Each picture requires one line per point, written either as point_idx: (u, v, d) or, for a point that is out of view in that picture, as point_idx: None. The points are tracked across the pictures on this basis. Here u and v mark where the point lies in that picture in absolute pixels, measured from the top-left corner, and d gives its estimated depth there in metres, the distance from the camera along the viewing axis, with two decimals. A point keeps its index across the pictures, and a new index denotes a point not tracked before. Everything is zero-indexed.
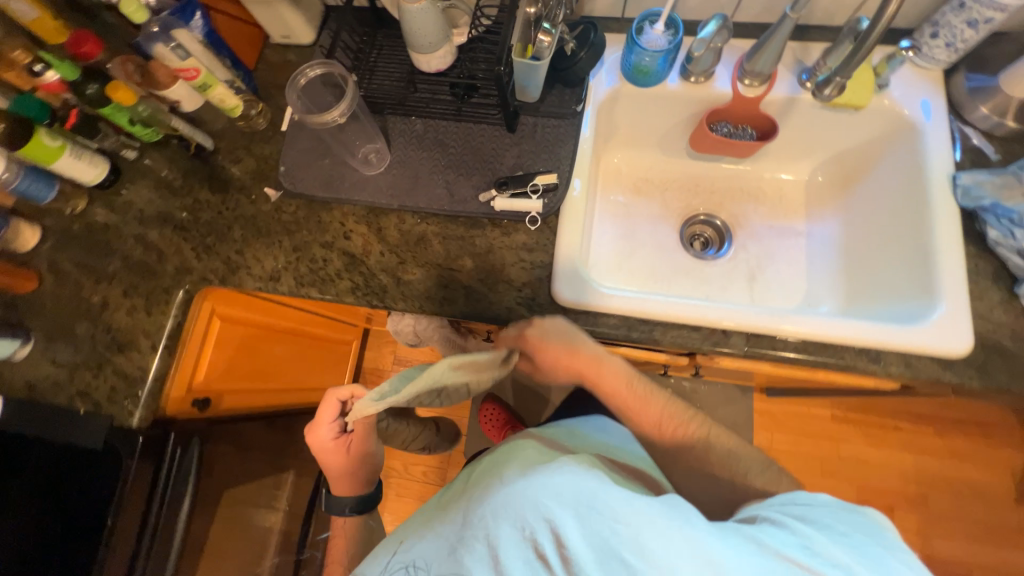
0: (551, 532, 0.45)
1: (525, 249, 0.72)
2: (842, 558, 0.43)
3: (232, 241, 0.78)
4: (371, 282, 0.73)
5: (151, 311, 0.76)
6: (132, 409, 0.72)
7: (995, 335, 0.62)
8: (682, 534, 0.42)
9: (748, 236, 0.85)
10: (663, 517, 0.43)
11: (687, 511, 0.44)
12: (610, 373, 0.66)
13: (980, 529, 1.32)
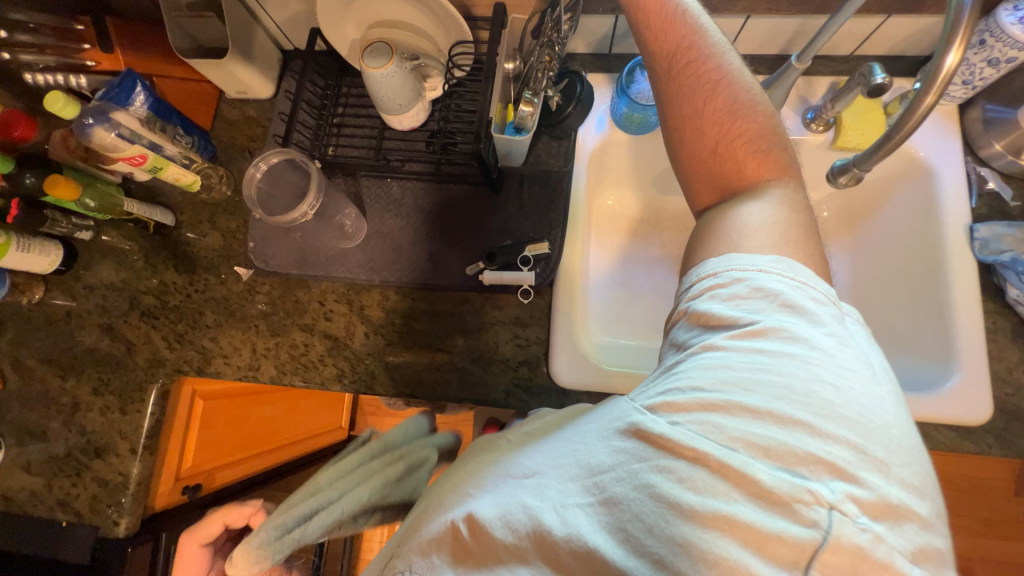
0: (468, 518, 0.38)
1: (518, 324, 0.68)
2: (750, 396, 0.34)
3: (205, 328, 0.72)
4: (357, 368, 0.68)
5: (126, 409, 0.71)
6: (116, 518, 0.68)
7: (1014, 400, 0.59)
8: (569, 462, 0.37)
9: None
10: (558, 457, 0.38)
11: (582, 430, 0.40)
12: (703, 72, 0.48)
13: (980, 525, 1.35)
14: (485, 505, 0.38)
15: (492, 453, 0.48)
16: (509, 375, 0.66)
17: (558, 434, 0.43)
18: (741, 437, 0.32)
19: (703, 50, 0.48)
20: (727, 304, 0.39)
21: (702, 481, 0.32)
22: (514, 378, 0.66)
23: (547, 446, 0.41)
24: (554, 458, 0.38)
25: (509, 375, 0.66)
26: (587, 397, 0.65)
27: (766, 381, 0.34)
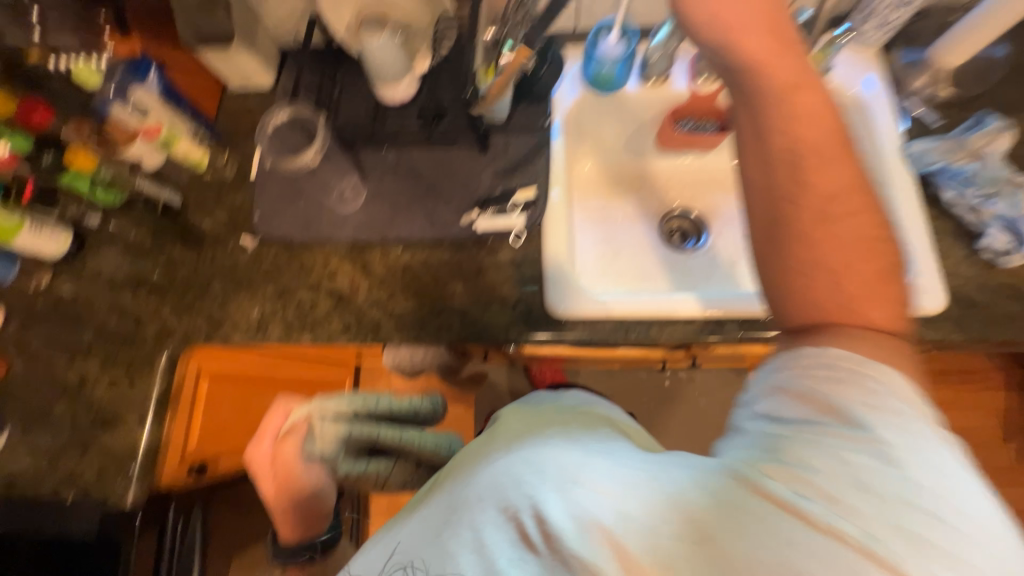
0: (534, 515, 0.40)
1: (514, 265, 0.72)
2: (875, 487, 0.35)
3: (214, 296, 0.75)
4: (364, 319, 0.72)
5: (134, 380, 0.73)
6: (126, 488, 0.68)
7: (965, 290, 0.66)
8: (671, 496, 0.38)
9: (723, 224, 0.89)
10: (643, 477, 0.39)
11: (668, 468, 0.40)
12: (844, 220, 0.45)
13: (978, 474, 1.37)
14: (554, 506, 0.39)
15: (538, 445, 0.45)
16: (508, 312, 0.70)
17: (629, 462, 0.41)
18: (839, 512, 0.35)
19: (821, 129, 0.47)
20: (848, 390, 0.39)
21: (831, 557, 0.33)
22: (514, 316, 0.70)
23: (624, 457, 0.42)
24: (642, 488, 0.39)
25: (508, 314, 0.70)
26: (583, 325, 0.69)
27: (863, 479, 0.36)
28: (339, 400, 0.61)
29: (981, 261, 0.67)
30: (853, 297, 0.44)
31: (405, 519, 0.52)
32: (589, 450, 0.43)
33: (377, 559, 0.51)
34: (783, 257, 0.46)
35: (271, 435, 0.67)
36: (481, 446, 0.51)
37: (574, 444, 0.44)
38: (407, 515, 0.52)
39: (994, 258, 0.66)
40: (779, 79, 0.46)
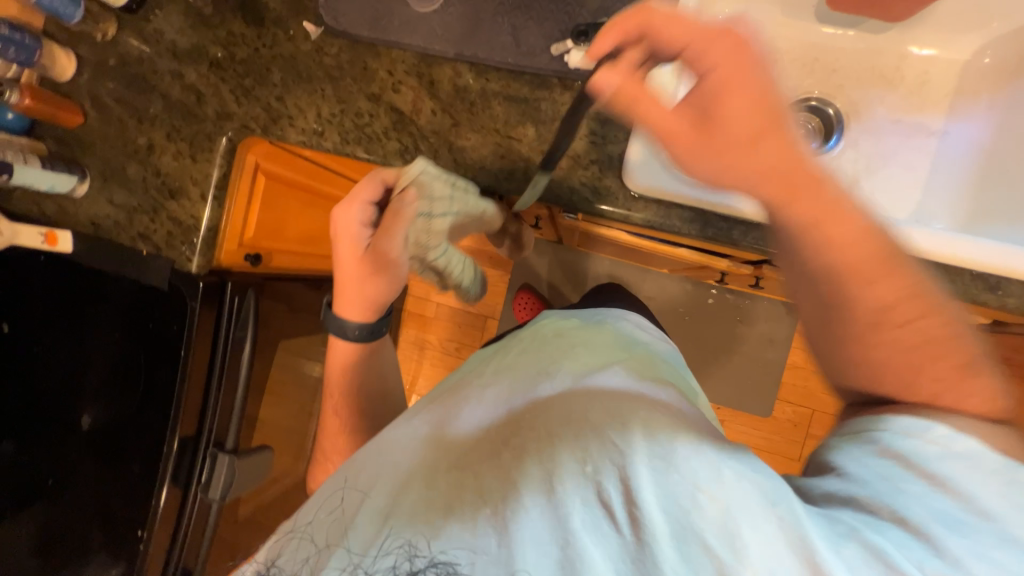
0: (620, 480, 0.41)
1: (598, 119, 0.62)
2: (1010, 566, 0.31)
3: (272, 85, 0.70)
4: (421, 146, 0.66)
5: (196, 157, 0.73)
6: (190, 256, 0.74)
7: None
8: (705, 479, 0.39)
9: (864, 130, 0.72)
10: (732, 471, 0.39)
11: (724, 471, 0.39)
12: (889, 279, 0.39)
13: None
14: (642, 472, 0.41)
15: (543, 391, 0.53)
16: (578, 172, 0.62)
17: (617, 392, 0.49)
18: (929, 526, 0.33)
19: (865, 249, 0.38)
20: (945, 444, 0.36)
21: None
22: (583, 177, 0.62)
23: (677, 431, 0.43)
24: (674, 455, 0.41)
25: (579, 174, 0.62)
26: (659, 208, 0.60)
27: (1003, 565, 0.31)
28: (469, 183, 0.65)
29: None
30: (935, 395, 0.38)
31: (392, 453, 0.53)
32: (584, 390, 0.51)
33: (382, 510, 0.48)
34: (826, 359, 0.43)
35: (364, 202, 0.63)
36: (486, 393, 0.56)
37: (568, 387, 0.52)
38: (394, 446, 0.54)
39: None
40: (817, 187, 0.39)
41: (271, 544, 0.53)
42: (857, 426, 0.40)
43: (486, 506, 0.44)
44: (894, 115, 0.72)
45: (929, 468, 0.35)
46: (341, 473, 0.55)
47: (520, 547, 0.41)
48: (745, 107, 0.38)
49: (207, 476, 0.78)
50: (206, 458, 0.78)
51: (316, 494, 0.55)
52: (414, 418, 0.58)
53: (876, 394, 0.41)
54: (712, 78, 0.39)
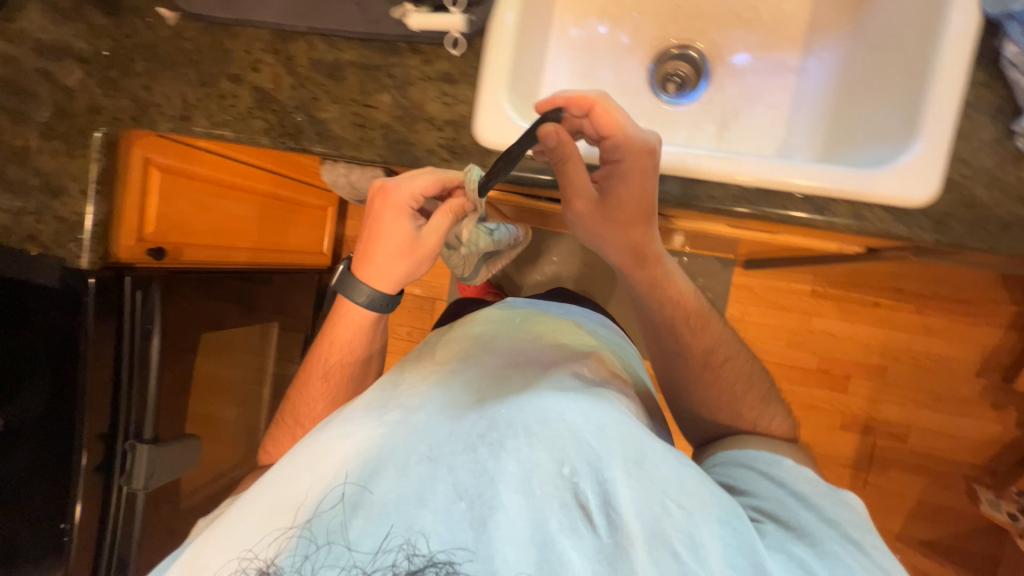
0: (600, 488, 0.46)
1: (447, 81, 0.63)
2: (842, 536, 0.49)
3: (137, 75, 0.71)
4: (285, 121, 0.67)
5: (73, 155, 0.74)
6: (78, 253, 0.75)
7: (969, 183, 0.54)
8: (672, 495, 0.46)
9: (728, 74, 0.75)
10: (693, 486, 0.48)
11: (681, 484, 0.47)
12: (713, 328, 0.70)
13: (928, 398, 1.38)
14: (620, 484, 0.46)
15: (525, 391, 0.56)
16: (434, 134, 0.63)
17: (586, 395, 0.55)
18: (819, 534, 0.49)
19: (690, 302, 0.70)
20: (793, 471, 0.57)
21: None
22: (439, 139, 0.63)
23: (643, 444, 0.50)
24: (647, 467, 0.48)
25: (434, 136, 0.63)
26: None
27: (837, 536, 0.49)
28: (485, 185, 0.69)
29: (1006, 152, 0.54)
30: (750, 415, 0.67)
31: (376, 443, 0.51)
32: (563, 394, 0.55)
33: (372, 507, 0.47)
34: (688, 390, 0.71)
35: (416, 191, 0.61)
36: (459, 391, 0.58)
37: (547, 388, 0.56)
38: (375, 435, 0.52)
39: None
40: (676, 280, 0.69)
41: (250, 540, 0.48)
42: (767, 469, 0.58)
43: (463, 502, 0.45)
44: (754, 53, 0.74)
45: (806, 494, 0.54)
46: (325, 464, 0.51)
47: (502, 541, 0.43)
48: (628, 194, 0.57)
49: (128, 467, 0.81)
50: (126, 450, 0.81)
51: (296, 483, 0.50)
52: (393, 408, 0.56)
53: (718, 421, 0.69)
54: (612, 175, 0.56)
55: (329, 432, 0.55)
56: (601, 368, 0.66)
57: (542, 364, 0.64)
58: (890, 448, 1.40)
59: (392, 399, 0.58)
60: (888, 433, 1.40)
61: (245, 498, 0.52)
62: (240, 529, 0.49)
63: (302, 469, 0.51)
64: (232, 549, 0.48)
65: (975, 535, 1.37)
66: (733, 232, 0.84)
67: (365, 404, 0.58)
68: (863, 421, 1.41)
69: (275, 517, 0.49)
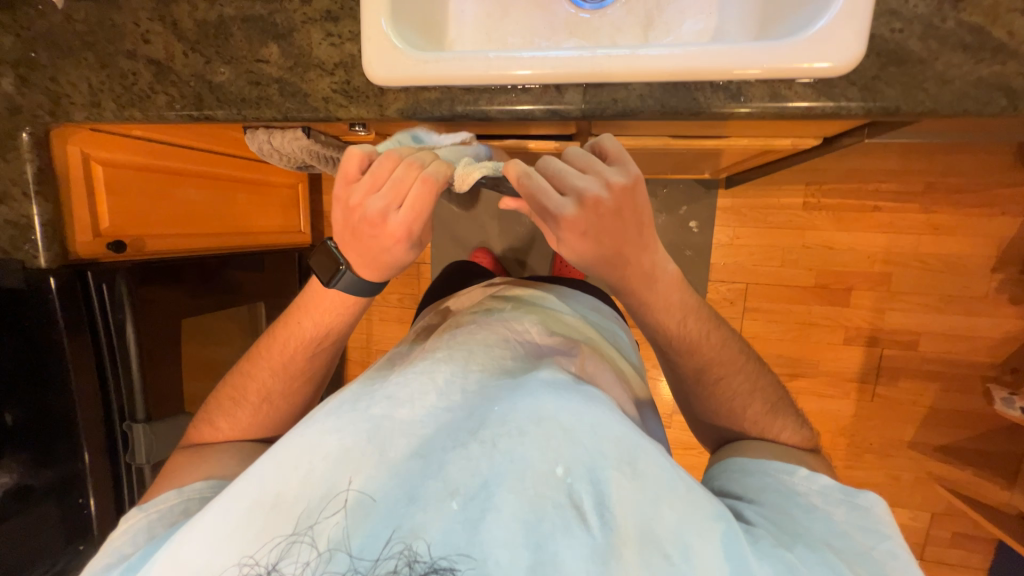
0: (596, 490, 0.46)
1: (329, 19, 0.60)
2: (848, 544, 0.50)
3: (43, 68, 0.70)
4: (186, 91, 0.65)
5: (7, 157, 0.73)
6: (36, 254, 0.77)
7: (899, 37, 0.47)
8: (664, 498, 0.46)
9: None
10: (685, 490, 0.48)
11: (670, 482, 0.48)
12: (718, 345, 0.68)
13: (940, 302, 1.30)
14: (612, 487, 0.46)
15: (517, 385, 0.55)
16: (326, 80, 0.61)
17: (577, 390, 0.54)
18: (823, 540, 0.50)
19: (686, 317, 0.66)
20: (804, 476, 0.57)
21: None
22: (332, 84, 0.61)
23: (642, 447, 0.49)
24: (640, 467, 0.48)
25: (327, 81, 0.61)
26: (406, 95, 0.59)
27: (842, 544, 0.50)
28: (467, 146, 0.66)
29: None
30: (755, 419, 0.68)
31: (366, 442, 0.49)
32: (556, 388, 0.53)
33: (367, 509, 0.46)
34: (695, 401, 0.72)
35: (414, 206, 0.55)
36: (450, 381, 0.56)
37: (540, 382, 0.54)
38: (364, 432, 0.50)
39: None
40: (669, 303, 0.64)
41: (240, 546, 0.45)
42: (781, 482, 0.57)
43: (457, 501, 0.45)
44: None
45: (814, 508, 0.54)
46: (314, 465, 0.48)
47: (498, 544, 0.43)
48: (605, 242, 0.54)
49: (130, 445, 0.89)
50: (125, 430, 0.89)
51: (284, 481, 0.48)
52: (381, 401, 0.53)
53: (720, 422, 0.71)
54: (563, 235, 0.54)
55: (315, 427, 0.52)
56: (586, 364, 0.65)
57: (532, 356, 0.63)
58: (900, 358, 1.34)
59: (381, 390, 0.55)
60: (898, 343, 1.34)
61: (225, 494, 0.49)
62: (226, 532, 0.46)
63: (288, 468, 0.49)
64: (223, 554, 0.45)
65: (996, 435, 1.32)
66: (679, 143, 0.79)
67: (352, 396, 0.56)
68: (869, 333, 1.35)
69: (265, 518, 0.46)
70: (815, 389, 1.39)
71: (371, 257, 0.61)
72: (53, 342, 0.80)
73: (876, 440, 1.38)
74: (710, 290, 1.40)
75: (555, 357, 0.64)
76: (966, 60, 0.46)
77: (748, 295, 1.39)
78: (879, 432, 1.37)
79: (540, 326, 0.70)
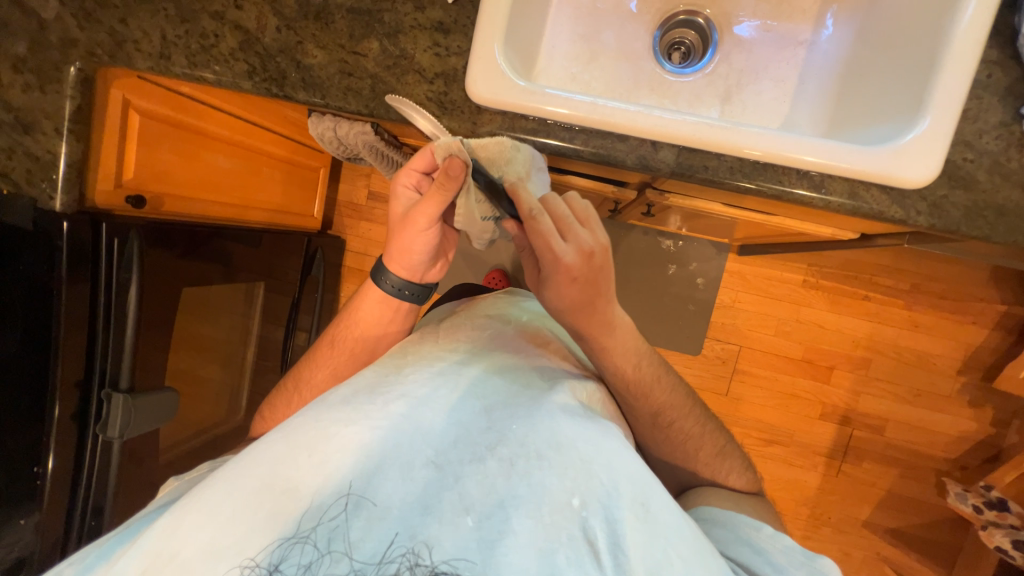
0: (608, 525, 0.44)
1: (440, 31, 0.61)
2: None
3: (113, 8, 0.67)
4: (269, 65, 0.64)
5: (46, 90, 0.68)
6: (52, 194, 0.72)
7: (969, 166, 0.54)
8: (673, 543, 0.45)
9: (734, 44, 0.73)
10: (688, 534, 0.47)
11: (677, 527, 0.46)
12: (677, 399, 0.67)
13: (909, 394, 1.40)
14: (625, 531, 0.44)
15: (535, 402, 0.51)
16: (423, 87, 0.61)
17: (594, 421, 0.52)
18: None
19: (656, 374, 0.66)
20: (775, 536, 0.57)
21: None
22: (428, 92, 0.61)
23: (656, 491, 0.48)
24: (649, 507, 0.46)
25: (424, 88, 0.61)
26: (502, 119, 0.60)
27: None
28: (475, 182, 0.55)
29: (1012, 136, 0.53)
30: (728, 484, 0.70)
31: (381, 440, 0.46)
32: (572, 417, 0.51)
33: (378, 513, 0.44)
34: (666, 462, 0.71)
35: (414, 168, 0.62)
36: (471, 384, 0.52)
37: (555, 403, 0.52)
38: (382, 430, 0.47)
39: None
40: (634, 348, 0.64)
41: (243, 534, 0.43)
42: (751, 537, 0.57)
43: (471, 518, 0.44)
44: (761, 22, 0.71)
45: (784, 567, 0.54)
46: (327, 456, 0.45)
47: (511, 568, 0.42)
48: (584, 292, 0.58)
49: (105, 415, 0.80)
50: (102, 399, 0.80)
51: (293, 467, 0.45)
52: (397, 397, 0.49)
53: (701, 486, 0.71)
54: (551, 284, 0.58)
55: (328, 414, 0.48)
56: (596, 396, 0.60)
57: (548, 367, 0.59)
58: (867, 440, 1.42)
59: (397, 383, 0.51)
60: (867, 426, 1.42)
61: (228, 470, 0.47)
62: (226, 516, 0.43)
63: (298, 453, 0.46)
64: (229, 543, 0.43)
65: (938, 524, 1.42)
66: (725, 212, 0.82)
67: (362, 384, 0.51)
68: (843, 412, 1.43)
69: (271, 505, 0.44)
70: (787, 458, 1.45)
71: (399, 238, 0.64)
72: (41, 293, 0.73)
73: (835, 514, 1.44)
74: (705, 346, 1.45)
75: (570, 372, 0.61)
76: (1023, 197, 0.53)
77: (740, 357, 1.45)
78: (838, 508, 1.44)
79: (558, 341, 0.68)
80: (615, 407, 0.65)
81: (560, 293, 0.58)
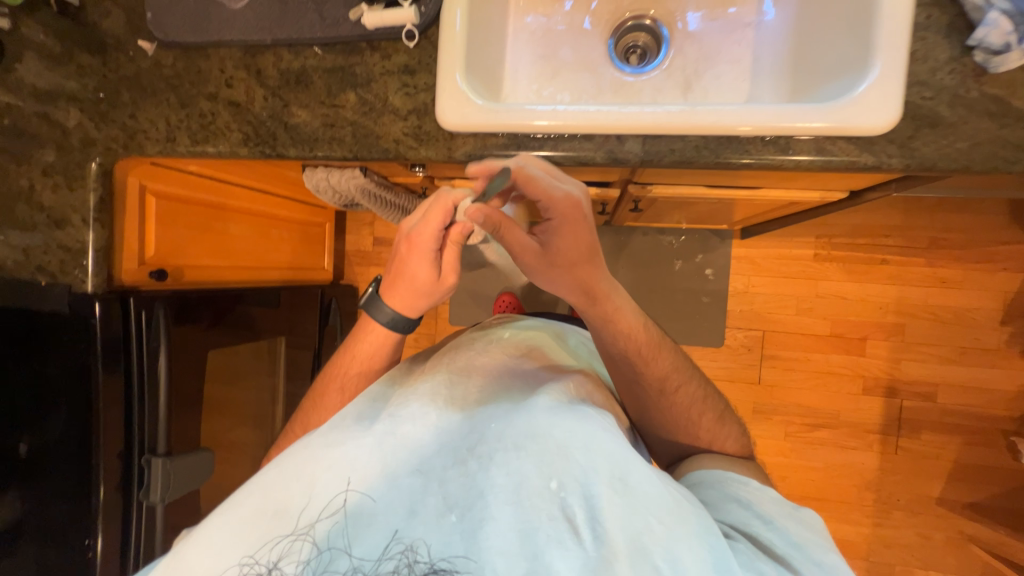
0: (589, 504, 0.45)
1: (406, 72, 0.67)
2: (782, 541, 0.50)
3: (123, 105, 0.75)
4: (261, 130, 0.70)
5: (73, 186, 0.77)
6: (84, 278, 0.79)
7: (931, 103, 0.54)
8: (656, 513, 0.45)
9: (685, 37, 0.76)
10: (675, 503, 0.46)
11: (661, 496, 0.46)
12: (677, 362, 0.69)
13: (953, 353, 1.33)
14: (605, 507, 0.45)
15: (514, 402, 0.53)
16: (399, 125, 0.66)
17: (575, 410, 0.52)
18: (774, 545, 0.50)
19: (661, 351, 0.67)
20: (762, 490, 0.57)
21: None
22: (404, 128, 0.66)
23: (640, 467, 0.48)
24: (630, 481, 0.46)
25: (399, 125, 0.66)
26: (474, 140, 0.64)
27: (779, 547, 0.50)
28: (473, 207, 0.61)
29: (965, 68, 0.54)
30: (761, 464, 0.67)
31: (367, 455, 0.48)
32: (551, 409, 0.51)
33: (367, 517, 0.45)
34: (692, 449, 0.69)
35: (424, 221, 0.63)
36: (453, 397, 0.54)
37: (533, 400, 0.53)
38: (368, 446, 0.49)
39: (983, 61, 0.54)
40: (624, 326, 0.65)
41: (240, 552, 0.44)
42: (740, 491, 0.56)
43: (454, 513, 0.45)
44: (705, 12, 0.75)
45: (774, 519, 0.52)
46: (318, 478, 0.47)
47: (495, 554, 0.42)
48: (576, 244, 0.58)
49: (146, 480, 0.83)
50: (142, 464, 0.84)
51: (285, 491, 0.47)
52: (384, 418, 0.51)
53: None
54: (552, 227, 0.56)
55: (320, 441, 0.50)
56: (584, 387, 0.61)
57: (531, 372, 0.60)
58: (919, 409, 1.34)
59: (385, 410, 0.53)
60: (916, 394, 1.34)
61: (229, 502, 0.48)
62: (225, 543, 0.44)
63: (291, 478, 0.47)
64: (222, 560, 0.44)
65: (1019, 491, 1.30)
66: (709, 194, 0.84)
67: (353, 413, 0.54)
68: (887, 384, 1.36)
69: (264, 526, 0.45)
70: (837, 441, 1.37)
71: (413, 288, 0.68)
72: (79, 372, 0.78)
73: (903, 496, 1.34)
74: (727, 336, 1.42)
75: (554, 371, 0.62)
76: (992, 124, 0.53)
77: (765, 342, 1.41)
78: (904, 488, 1.34)
79: (546, 346, 0.69)
80: (608, 398, 0.65)
81: (561, 250, 0.58)
